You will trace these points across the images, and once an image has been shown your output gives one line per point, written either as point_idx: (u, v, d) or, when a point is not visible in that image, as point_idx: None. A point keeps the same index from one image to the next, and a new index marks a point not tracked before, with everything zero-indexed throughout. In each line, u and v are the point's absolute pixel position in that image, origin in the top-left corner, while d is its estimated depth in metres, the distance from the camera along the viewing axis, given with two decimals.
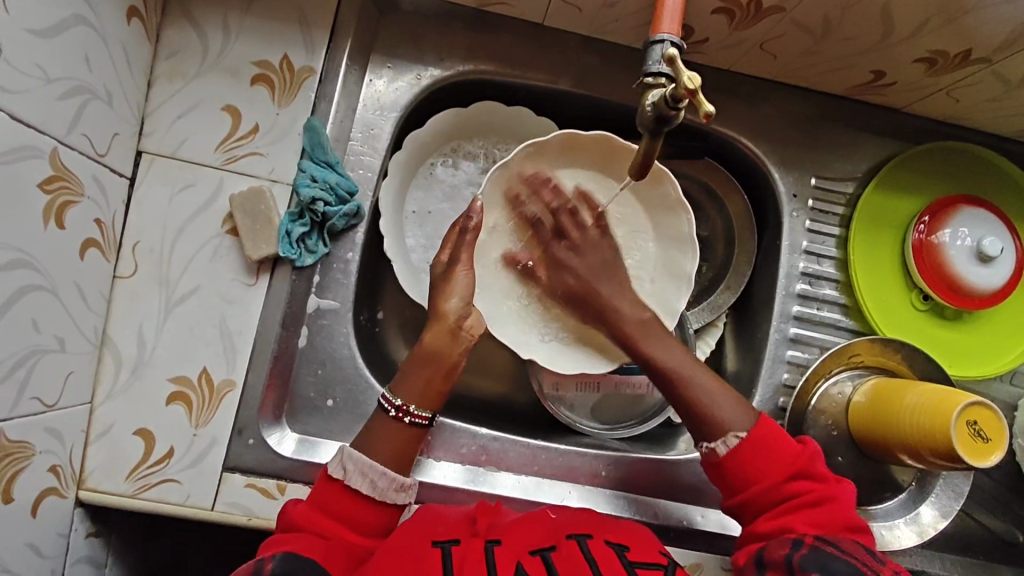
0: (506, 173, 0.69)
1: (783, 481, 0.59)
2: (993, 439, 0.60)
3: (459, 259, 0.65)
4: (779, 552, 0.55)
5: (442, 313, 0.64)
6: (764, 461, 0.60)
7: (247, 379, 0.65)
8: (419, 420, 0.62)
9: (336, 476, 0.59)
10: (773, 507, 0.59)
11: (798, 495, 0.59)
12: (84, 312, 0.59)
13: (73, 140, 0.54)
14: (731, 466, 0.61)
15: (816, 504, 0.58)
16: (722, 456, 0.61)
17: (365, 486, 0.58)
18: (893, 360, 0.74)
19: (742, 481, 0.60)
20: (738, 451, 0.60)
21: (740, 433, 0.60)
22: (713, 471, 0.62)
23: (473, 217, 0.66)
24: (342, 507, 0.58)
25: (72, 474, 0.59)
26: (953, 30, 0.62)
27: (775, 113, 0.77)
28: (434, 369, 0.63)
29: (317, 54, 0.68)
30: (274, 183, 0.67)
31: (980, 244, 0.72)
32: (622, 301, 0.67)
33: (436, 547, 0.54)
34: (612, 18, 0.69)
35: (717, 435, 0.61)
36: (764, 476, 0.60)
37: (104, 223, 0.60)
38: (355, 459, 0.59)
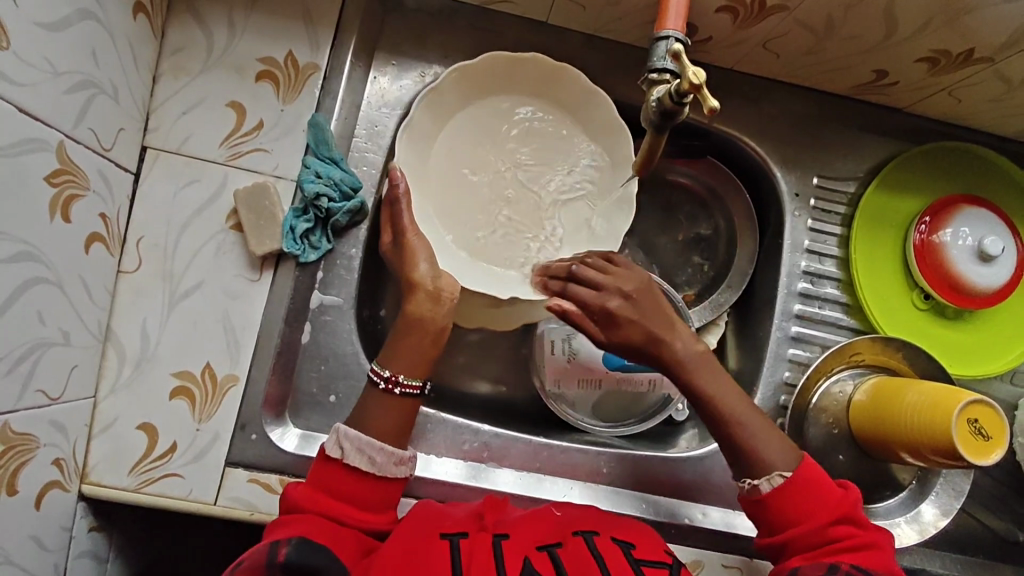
0: (415, 125, 0.67)
1: (829, 524, 0.59)
2: (993, 438, 0.61)
3: (408, 230, 0.64)
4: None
5: (415, 281, 0.64)
6: (811, 503, 0.60)
7: (250, 373, 0.65)
8: (410, 389, 0.62)
9: (334, 456, 0.58)
10: (816, 547, 0.59)
11: (840, 538, 0.59)
12: (89, 306, 0.59)
13: (80, 134, 0.54)
14: (773, 504, 0.61)
15: (857, 549, 0.58)
16: (764, 493, 0.61)
17: (363, 463, 0.59)
18: (895, 359, 0.74)
19: (784, 522, 0.60)
20: (785, 490, 0.60)
21: (786, 472, 0.61)
22: (753, 509, 0.62)
23: (399, 184, 0.64)
24: (343, 486, 0.58)
25: (76, 468, 0.60)
26: (955, 29, 0.62)
27: (777, 112, 0.77)
28: (420, 335, 0.63)
29: (322, 50, 0.68)
30: (278, 179, 0.67)
31: (981, 243, 0.72)
32: (676, 340, 0.62)
33: (444, 540, 0.54)
34: (616, 17, 0.69)
35: (760, 472, 0.62)
36: (811, 516, 0.60)
37: (109, 217, 0.60)
38: (351, 436, 0.59)
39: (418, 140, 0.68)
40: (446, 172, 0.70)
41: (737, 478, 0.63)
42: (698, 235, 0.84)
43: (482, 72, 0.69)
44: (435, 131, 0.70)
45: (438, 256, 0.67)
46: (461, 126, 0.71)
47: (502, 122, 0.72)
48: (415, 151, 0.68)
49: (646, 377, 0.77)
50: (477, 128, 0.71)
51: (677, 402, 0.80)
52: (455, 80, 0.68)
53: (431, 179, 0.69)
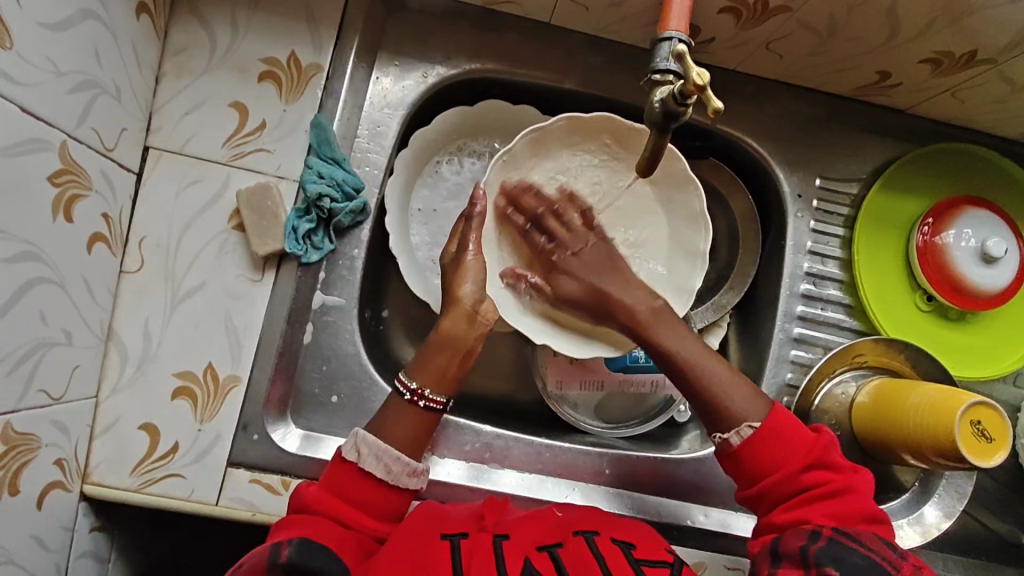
0: (511, 157, 0.69)
1: (800, 471, 0.59)
2: (996, 440, 0.60)
3: (467, 248, 0.66)
4: (795, 544, 0.55)
5: (457, 297, 0.65)
6: (781, 450, 0.59)
7: (252, 374, 0.65)
8: (433, 403, 0.62)
9: (349, 459, 0.59)
10: (789, 497, 0.59)
11: (812, 485, 0.58)
12: (91, 307, 0.59)
13: (83, 134, 0.55)
14: (745, 456, 0.60)
15: (830, 495, 0.58)
16: (735, 445, 0.60)
17: (378, 470, 0.59)
18: (898, 361, 0.74)
19: (757, 470, 0.60)
20: (753, 440, 0.60)
21: (753, 423, 0.60)
22: (725, 461, 0.62)
23: (477, 206, 0.66)
24: (356, 491, 0.58)
25: (77, 468, 0.59)
26: (958, 29, 0.62)
27: (780, 113, 0.77)
28: (450, 355, 0.64)
29: (324, 51, 0.68)
30: (280, 180, 0.67)
31: (984, 244, 0.72)
32: (625, 295, 0.65)
33: (445, 540, 0.54)
34: (619, 18, 0.69)
35: (729, 426, 0.61)
36: (781, 464, 0.59)
37: (111, 217, 0.60)
38: (369, 442, 0.59)
39: (506, 170, 0.70)
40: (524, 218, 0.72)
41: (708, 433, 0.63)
42: None
43: (592, 129, 0.70)
44: (530, 168, 0.71)
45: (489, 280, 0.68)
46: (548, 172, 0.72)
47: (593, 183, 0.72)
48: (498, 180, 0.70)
49: (649, 378, 0.79)
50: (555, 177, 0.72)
51: (679, 403, 0.80)
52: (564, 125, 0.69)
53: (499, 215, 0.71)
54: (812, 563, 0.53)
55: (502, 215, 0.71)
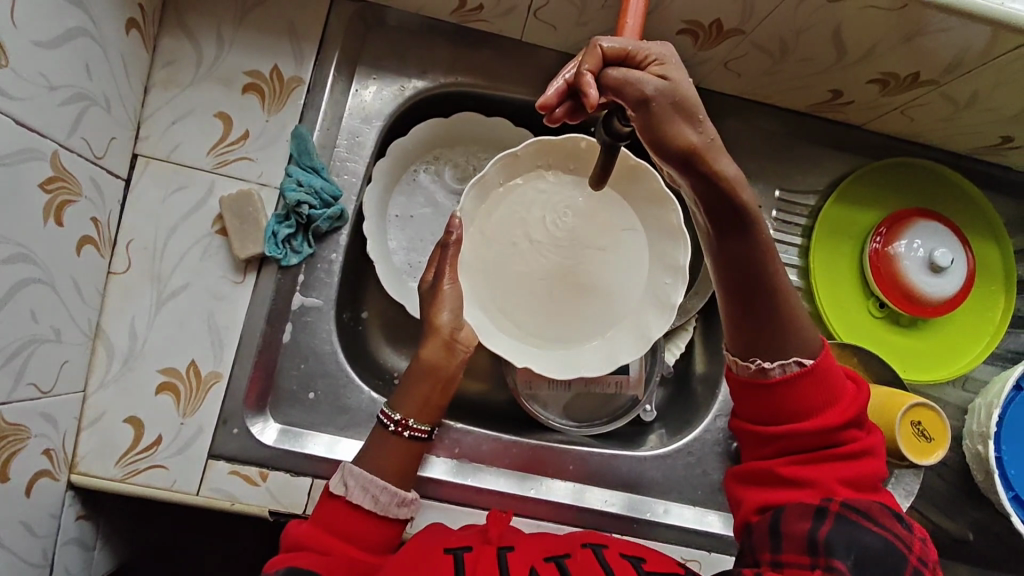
0: (484, 181, 0.73)
1: (831, 429, 0.55)
2: (935, 440, 0.66)
3: (443, 276, 0.71)
4: (800, 526, 0.52)
5: (435, 327, 0.70)
6: (813, 397, 0.56)
7: (233, 371, 0.68)
8: (417, 433, 0.67)
9: (337, 493, 0.63)
10: (808, 452, 0.56)
11: (839, 444, 0.56)
12: (79, 305, 0.62)
13: (73, 143, 0.58)
14: (780, 393, 0.57)
15: (853, 457, 0.55)
16: (773, 378, 0.56)
17: (366, 501, 0.62)
18: (851, 364, 0.77)
19: (779, 416, 0.57)
20: (798, 379, 0.56)
21: (803, 360, 0.56)
22: (750, 391, 0.58)
23: (452, 232, 0.70)
24: (346, 524, 0.61)
25: (65, 458, 0.63)
26: (900, 53, 0.66)
27: (741, 128, 0.81)
28: (431, 384, 0.69)
29: (306, 65, 0.72)
30: (262, 187, 0.70)
31: (932, 255, 0.76)
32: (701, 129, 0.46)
33: (449, 553, 0.58)
34: (585, 37, 0.73)
35: (776, 356, 0.56)
36: (811, 415, 0.56)
37: (100, 221, 0.64)
38: (355, 475, 0.63)
39: (481, 195, 0.74)
40: (507, 239, 0.75)
41: (741, 358, 0.58)
42: None
43: (563, 148, 0.74)
44: (506, 189, 0.75)
45: (465, 310, 0.73)
46: (524, 195, 0.75)
47: (570, 201, 0.76)
48: (473, 204, 0.73)
49: (614, 380, 0.83)
50: (534, 205, 0.76)
51: (645, 403, 0.83)
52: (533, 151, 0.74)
53: (478, 238, 0.75)
54: (821, 550, 0.50)
55: (478, 234, 0.75)
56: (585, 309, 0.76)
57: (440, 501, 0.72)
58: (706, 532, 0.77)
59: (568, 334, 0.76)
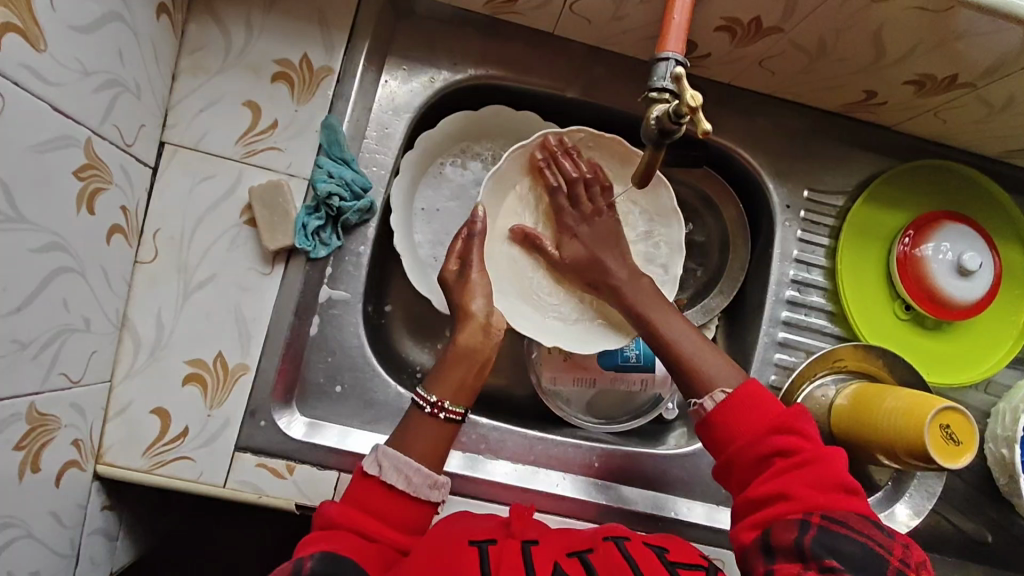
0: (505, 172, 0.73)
1: (773, 441, 0.60)
2: (963, 443, 0.64)
3: (471, 266, 0.70)
4: (786, 536, 0.55)
5: (469, 313, 0.69)
6: (751, 419, 0.62)
7: (260, 363, 0.68)
8: (453, 416, 0.65)
9: (371, 473, 0.62)
10: (768, 469, 0.60)
11: (788, 456, 0.60)
12: (108, 295, 0.61)
13: (105, 131, 0.57)
14: (721, 422, 0.63)
15: (804, 463, 0.59)
16: (710, 411, 0.64)
17: (400, 482, 0.62)
18: (876, 366, 0.78)
19: (733, 440, 0.62)
20: (727, 407, 0.63)
21: (726, 387, 0.64)
22: (704, 431, 0.65)
23: (477, 221, 0.70)
24: (380, 506, 0.61)
25: (92, 449, 0.62)
26: (939, 55, 0.65)
27: (771, 127, 0.81)
28: (466, 367, 0.67)
29: (336, 54, 0.71)
30: (291, 178, 0.70)
31: (960, 258, 0.76)
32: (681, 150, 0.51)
33: (474, 545, 0.58)
34: (620, 31, 0.72)
35: (705, 392, 0.65)
36: (755, 434, 0.61)
37: (129, 209, 0.63)
38: (391, 455, 0.62)
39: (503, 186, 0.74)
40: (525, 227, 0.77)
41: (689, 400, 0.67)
42: (692, 242, 0.88)
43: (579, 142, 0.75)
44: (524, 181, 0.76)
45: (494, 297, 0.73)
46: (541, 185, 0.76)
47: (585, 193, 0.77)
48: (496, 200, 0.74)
49: (639, 377, 0.82)
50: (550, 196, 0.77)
51: (667, 401, 0.83)
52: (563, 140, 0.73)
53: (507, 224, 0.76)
54: (810, 557, 0.53)
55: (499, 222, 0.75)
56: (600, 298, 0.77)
57: (468, 496, 0.72)
58: (730, 530, 0.77)
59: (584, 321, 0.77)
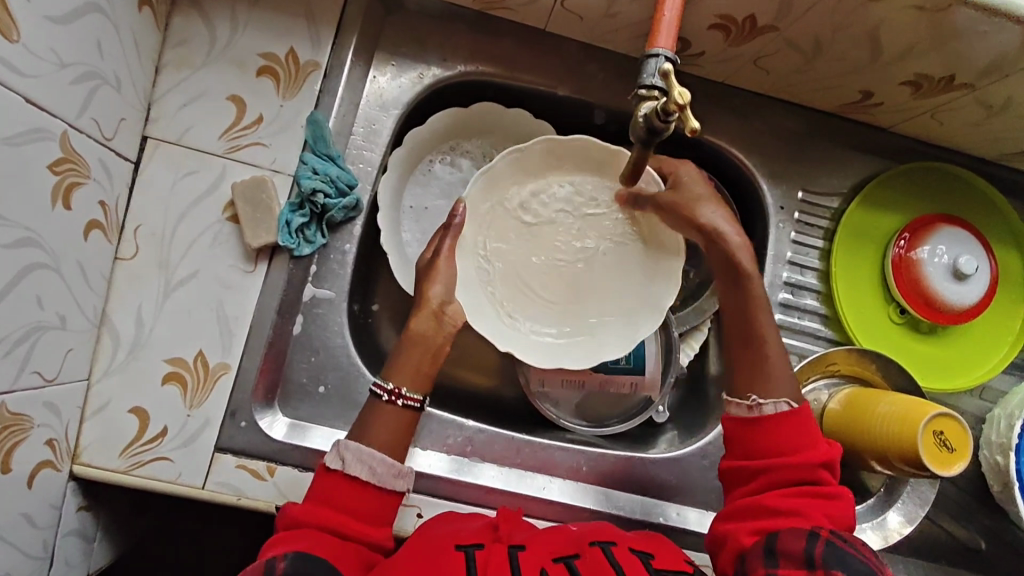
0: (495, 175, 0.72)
1: (814, 463, 0.59)
2: (957, 449, 0.63)
3: (442, 252, 0.69)
4: (796, 543, 0.53)
5: (426, 299, 0.67)
6: (797, 436, 0.60)
7: (241, 363, 0.67)
8: (411, 402, 0.64)
9: (333, 467, 0.60)
10: (791, 486, 0.59)
11: (816, 483, 0.59)
12: (85, 292, 0.60)
13: (83, 124, 0.56)
14: (766, 431, 0.61)
15: (829, 498, 0.59)
16: (765, 413, 0.61)
17: (364, 473, 0.60)
18: (869, 371, 0.77)
19: (767, 452, 0.60)
20: (784, 418, 0.61)
21: (792, 402, 0.61)
22: (737, 434, 0.62)
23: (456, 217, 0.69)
24: (348, 500, 0.59)
25: (67, 449, 0.61)
26: (937, 56, 0.64)
27: (766, 126, 0.79)
28: (421, 354, 0.66)
29: (323, 49, 0.70)
30: (275, 174, 0.68)
31: (956, 262, 0.75)
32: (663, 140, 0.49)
33: (460, 550, 0.56)
34: (612, 28, 0.71)
35: (768, 396, 0.62)
36: (797, 451, 0.60)
37: (108, 205, 0.62)
38: (352, 449, 0.60)
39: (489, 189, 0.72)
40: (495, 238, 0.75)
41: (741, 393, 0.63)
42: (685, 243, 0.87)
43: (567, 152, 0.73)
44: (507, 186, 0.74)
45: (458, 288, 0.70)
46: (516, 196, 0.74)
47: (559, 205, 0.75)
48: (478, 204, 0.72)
49: (629, 380, 0.80)
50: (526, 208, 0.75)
51: (657, 404, 0.82)
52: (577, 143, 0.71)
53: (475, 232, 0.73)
54: (818, 564, 0.51)
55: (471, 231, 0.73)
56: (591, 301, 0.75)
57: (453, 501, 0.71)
58: None
59: (571, 326, 0.75)
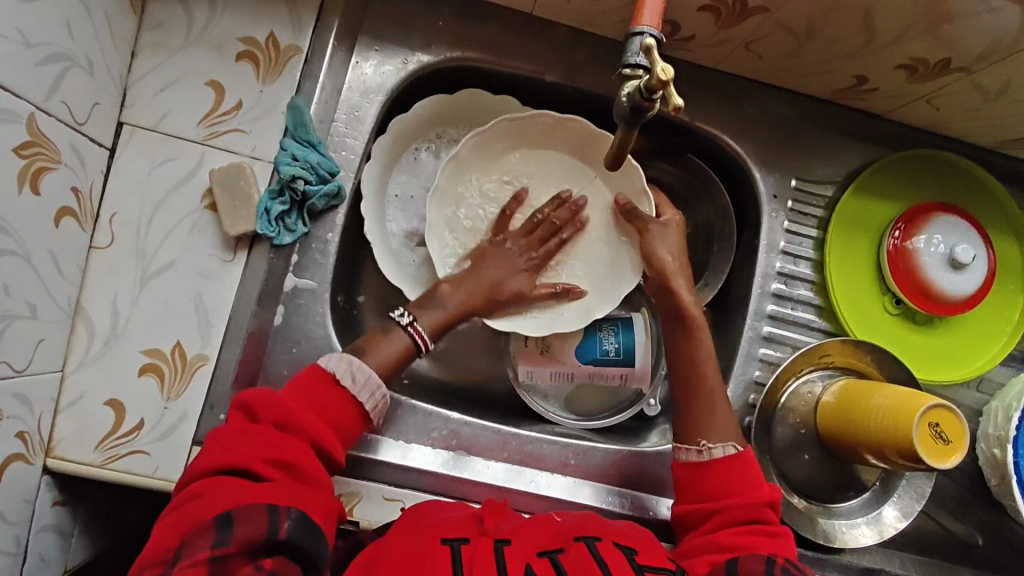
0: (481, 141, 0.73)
1: (759, 502, 0.62)
2: (953, 442, 0.62)
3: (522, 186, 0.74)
4: (755, 565, 0.55)
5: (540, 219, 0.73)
6: (743, 478, 0.63)
7: (220, 354, 0.65)
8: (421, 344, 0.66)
9: (342, 384, 0.60)
10: (742, 524, 0.61)
11: (763, 520, 0.61)
12: (57, 281, 0.59)
13: (52, 107, 0.54)
14: (713, 473, 0.64)
15: (776, 536, 0.60)
16: (711, 458, 0.64)
17: (366, 400, 0.61)
18: (864, 362, 0.75)
19: (716, 492, 0.63)
20: (728, 461, 0.64)
21: (738, 445, 0.65)
22: (687, 477, 0.65)
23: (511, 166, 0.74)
24: (338, 416, 0.59)
25: (40, 442, 0.59)
26: (932, 38, 0.63)
27: (759, 113, 0.78)
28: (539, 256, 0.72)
29: (304, 33, 0.69)
30: (255, 161, 0.67)
31: (952, 251, 0.73)
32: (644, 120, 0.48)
33: (446, 543, 0.54)
34: (600, 11, 0.69)
35: (715, 440, 0.65)
36: (743, 491, 0.62)
37: (81, 191, 0.60)
38: (366, 374, 0.61)
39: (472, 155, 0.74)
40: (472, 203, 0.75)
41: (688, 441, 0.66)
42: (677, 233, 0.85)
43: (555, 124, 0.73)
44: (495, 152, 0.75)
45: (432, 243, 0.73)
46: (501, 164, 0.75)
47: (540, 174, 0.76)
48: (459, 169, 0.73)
49: (618, 372, 0.77)
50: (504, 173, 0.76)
51: (649, 397, 0.81)
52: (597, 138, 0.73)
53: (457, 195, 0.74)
54: None
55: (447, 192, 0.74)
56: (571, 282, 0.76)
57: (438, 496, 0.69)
58: None
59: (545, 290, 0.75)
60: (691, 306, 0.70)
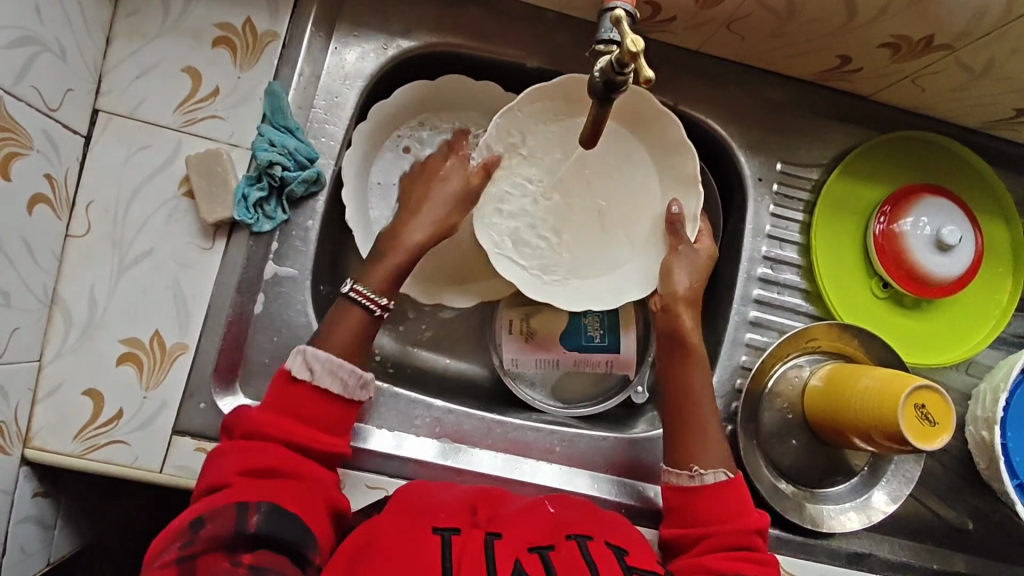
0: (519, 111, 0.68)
1: (747, 529, 0.61)
2: (940, 423, 0.61)
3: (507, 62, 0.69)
4: None
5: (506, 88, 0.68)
6: (732, 504, 0.62)
7: (200, 343, 0.65)
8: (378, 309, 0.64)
9: (302, 377, 0.59)
10: (727, 551, 0.60)
11: (749, 547, 0.60)
12: (32, 269, 0.58)
13: (21, 92, 0.54)
14: (704, 497, 0.63)
15: (759, 563, 0.60)
16: (701, 484, 0.63)
17: (333, 385, 0.60)
18: (852, 346, 0.75)
19: (706, 517, 0.62)
20: (719, 486, 0.63)
21: (729, 471, 0.63)
22: (677, 498, 0.64)
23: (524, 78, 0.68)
24: (310, 409, 0.59)
25: (17, 432, 0.59)
26: (913, 15, 0.62)
27: (743, 97, 0.77)
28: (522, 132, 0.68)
29: (281, 19, 0.68)
30: (233, 147, 0.66)
31: (939, 232, 0.73)
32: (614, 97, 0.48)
33: (437, 534, 0.54)
34: None
35: (705, 465, 0.64)
36: (732, 516, 0.61)
37: (55, 179, 0.60)
38: (322, 359, 0.59)
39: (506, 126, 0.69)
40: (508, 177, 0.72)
41: (676, 467, 0.65)
42: None
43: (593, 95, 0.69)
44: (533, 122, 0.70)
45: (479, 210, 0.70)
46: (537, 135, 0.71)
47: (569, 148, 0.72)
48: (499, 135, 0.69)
49: (603, 358, 0.78)
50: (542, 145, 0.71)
51: (636, 384, 0.81)
52: (678, 141, 0.69)
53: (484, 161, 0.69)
54: None
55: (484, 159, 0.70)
56: (594, 270, 0.73)
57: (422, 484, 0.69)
58: None
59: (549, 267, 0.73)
60: (688, 331, 0.68)
